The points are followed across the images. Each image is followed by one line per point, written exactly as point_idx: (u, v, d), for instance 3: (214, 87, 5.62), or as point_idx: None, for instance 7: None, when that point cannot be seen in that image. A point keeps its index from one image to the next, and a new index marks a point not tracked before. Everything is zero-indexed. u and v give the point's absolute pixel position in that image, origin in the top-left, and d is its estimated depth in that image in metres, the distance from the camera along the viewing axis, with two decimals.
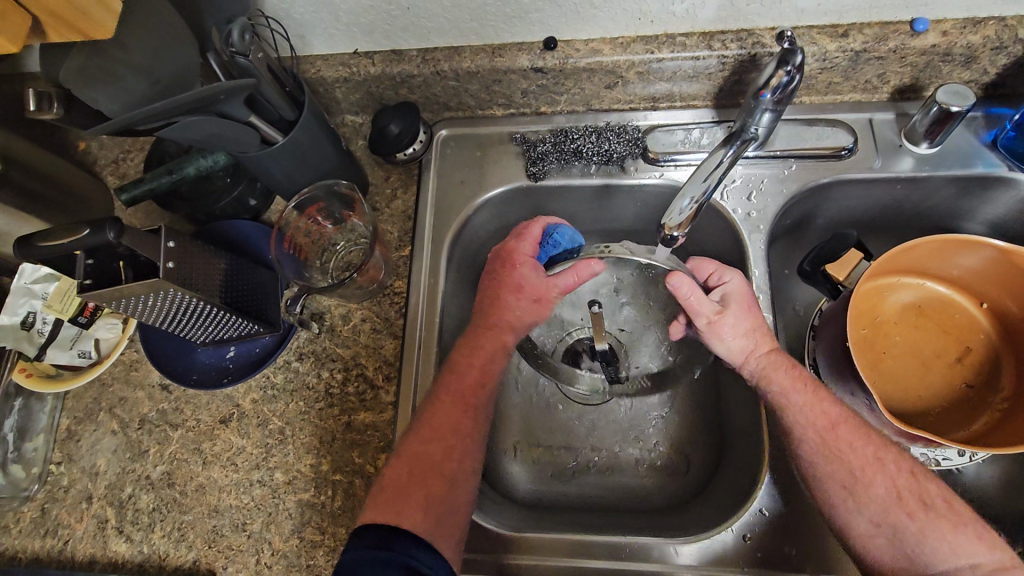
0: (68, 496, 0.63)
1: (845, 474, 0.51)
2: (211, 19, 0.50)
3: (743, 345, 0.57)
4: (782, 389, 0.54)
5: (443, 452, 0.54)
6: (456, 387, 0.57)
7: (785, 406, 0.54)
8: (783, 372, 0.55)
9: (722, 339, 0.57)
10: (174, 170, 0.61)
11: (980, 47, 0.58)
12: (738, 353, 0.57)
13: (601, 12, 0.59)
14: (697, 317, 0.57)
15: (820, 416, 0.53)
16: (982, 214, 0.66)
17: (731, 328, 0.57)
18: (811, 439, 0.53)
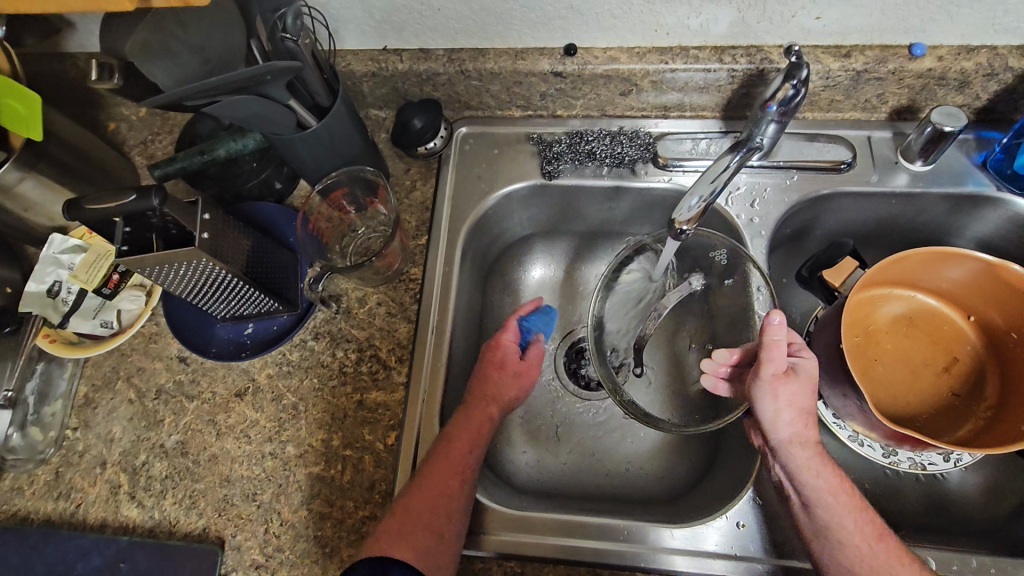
0: (82, 461, 0.64)
1: None
2: (258, 6, 0.52)
3: (794, 420, 0.51)
4: (827, 482, 0.50)
5: (440, 505, 0.54)
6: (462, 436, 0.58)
7: (826, 502, 0.50)
8: (831, 467, 0.51)
9: (778, 403, 0.51)
10: (205, 152, 0.65)
11: (973, 73, 0.62)
12: (790, 426, 0.51)
13: (620, 22, 0.63)
14: (763, 367, 0.51)
15: (866, 522, 0.50)
16: (970, 231, 0.69)
17: (791, 396, 0.51)
18: (854, 543, 0.49)
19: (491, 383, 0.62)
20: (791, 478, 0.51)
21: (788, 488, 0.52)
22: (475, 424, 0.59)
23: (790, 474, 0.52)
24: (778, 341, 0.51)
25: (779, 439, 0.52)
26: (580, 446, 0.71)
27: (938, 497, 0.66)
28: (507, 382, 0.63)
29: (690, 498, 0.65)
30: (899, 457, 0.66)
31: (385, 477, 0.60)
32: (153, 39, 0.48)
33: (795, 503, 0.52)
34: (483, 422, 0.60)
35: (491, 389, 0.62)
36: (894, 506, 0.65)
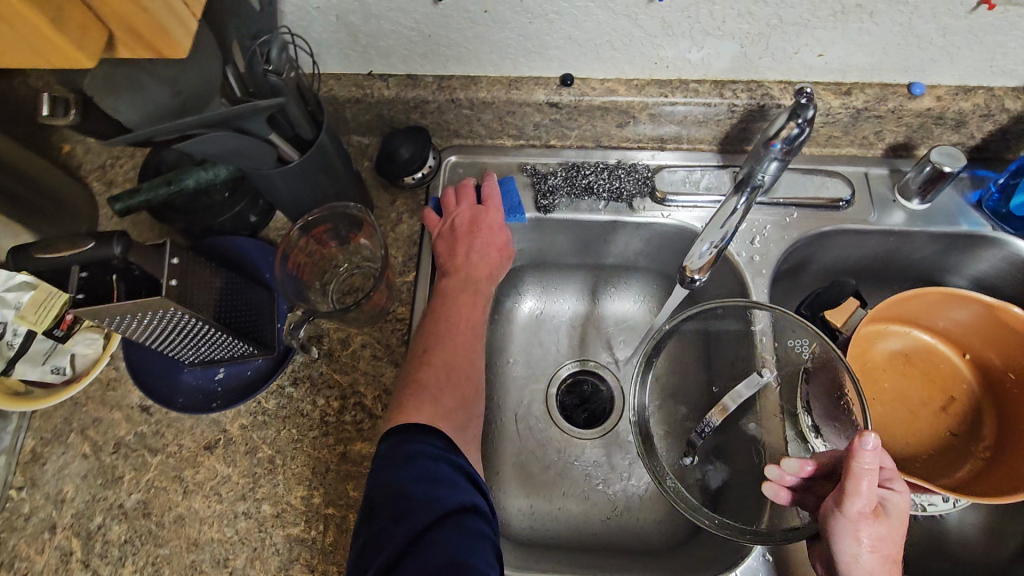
0: (29, 526, 0.58)
1: None
2: (233, 31, 0.50)
3: (873, 563, 0.45)
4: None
5: (463, 368, 0.59)
6: (471, 308, 0.62)
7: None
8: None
9: (862, 544, 0.45)
10: (171, 182, 0.58)
11: (970, 114, 0.62)
12: (867, 567, 0.46)
13: (620, 54, 0.60)
14: (847, 505, 0.45)
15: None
16: (965, 268, 0.69)
17: (875, 534, 0.45)
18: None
19: (477, 248, 0.64)
20: None
21: None
22: (475, 291, 0.63)
23: None
24: (868, 477, 0.44)
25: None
26: (576, 492, 0.68)
27: (942, 541, 0.64)
28: (498, 256, 0.65)
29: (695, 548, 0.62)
30: None
31: None
32: (118, 71, 0.42)
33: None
34: (483, 295, 0.63)
35: (488, 267, 0.65)
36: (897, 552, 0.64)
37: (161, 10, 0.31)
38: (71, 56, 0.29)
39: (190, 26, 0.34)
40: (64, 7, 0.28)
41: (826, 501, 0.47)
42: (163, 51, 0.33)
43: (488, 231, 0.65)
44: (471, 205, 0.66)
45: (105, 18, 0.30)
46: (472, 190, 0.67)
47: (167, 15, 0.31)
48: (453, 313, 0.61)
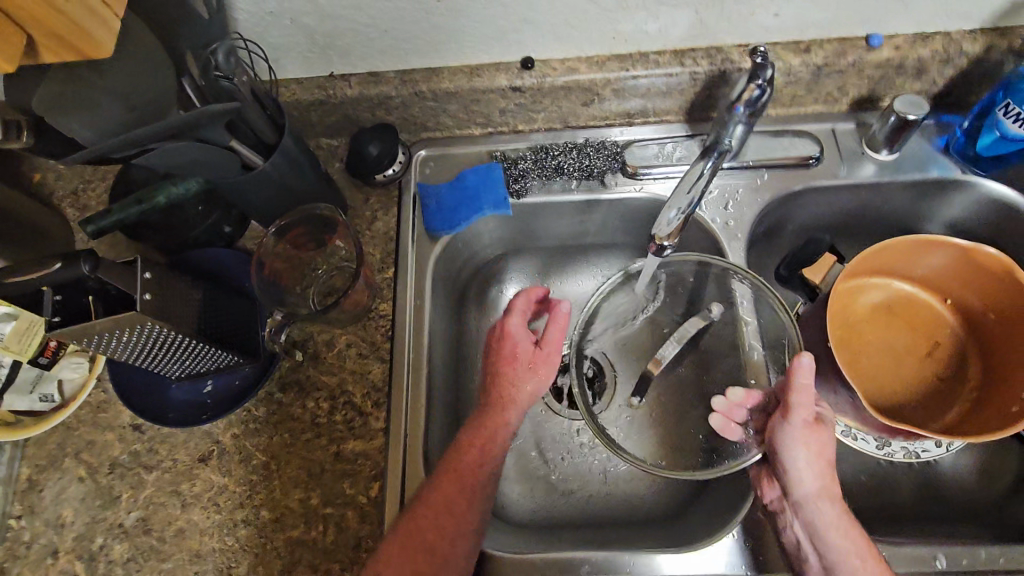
0: (31, 553, 0.58)
1: None
2: (185, 42, 0.50)
3: (819, 471, 0.50)
4: (849, 542, 0.48)
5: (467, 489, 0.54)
6: (488, 439, 0.56)
7: (849, 564, 0.48)
8: (856, 528, 0.49)
9: (806, 452, 0.50)
10: (142, 200, 0.59)
11: (929, 60, 0.62)
12: (814, 476, 0.50)
13: (578, 33, 0.60)
14: (792, 414, 0.51)
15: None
16: (939, 215, 0.69)
17: (819, 444, 0.50)
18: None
19: (502, 378, 0.58)
20: (810, 533, 0.50)
21: (804, 545, 0.50)
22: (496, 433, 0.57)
23: (810, 529, 0.50)
24: (807, 389, 0.49)
25: (807, 490, 0.50)
26: (574, 471, 0.68)
27: (937, 485, 0.65)
28: (529, 378, 0.58)
29: (692, 515, 0.62)
30: (892, 448, 0.65)
31: (371, 532, 0.56)
32: (67, 89, 0.42)
33: (814, 564, 0.49)
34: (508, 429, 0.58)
35: (516, 392, 0.58)
36: (892, 500, 0.64)
37: (80, 12, 0.33)
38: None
39: (112, 27, 0.36)
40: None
41: (775, 418, 0.53)
42: (86, 51, 0.35)
43: (509, 362, 0.59)
44: (450, 197, 0.68)
45: (27, 26, 0.32)
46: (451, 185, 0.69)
47: (86, 17, 0.34)
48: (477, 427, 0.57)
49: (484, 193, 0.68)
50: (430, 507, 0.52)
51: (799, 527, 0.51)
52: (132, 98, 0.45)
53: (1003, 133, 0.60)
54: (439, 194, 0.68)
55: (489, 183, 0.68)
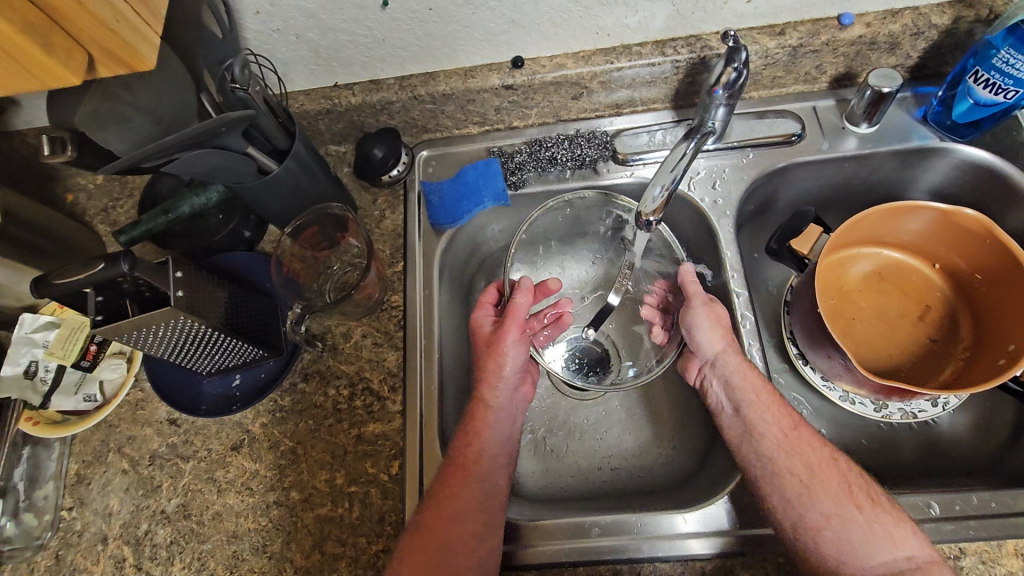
0: (83, 540, 0.62)
1: (802, 468, 0.53)
2: (203, 61, 0.54)
3: (720, 335, 0.61)
4: (750, 382, 0.58)
5: (465, 482, 0.56)
6: (481, 433, 0.60)
7: (751, 399, 0.57)
8: (755, 371, 0.59)
9: (707, 321, 0.61)
10: (169, 211, 0.64)
11: (901, 35, 0.65)
12: (718, 339, 0.61)
13: (562, 30, 0.64)
14: (693, 296, 0.63)
15: (784, 416, 0.57)
16: (923, 182, 0.72)
17: (717, 316, 0.62)
18: (773, 435, 0.55)
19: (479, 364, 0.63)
20: (723, 386, 0.59)
21: (721, 400, 0.60)
22: (482, 426, 0.60)
23: (723, 382, 0.60)
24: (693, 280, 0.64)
25: (714, 352, 0.61)
26: (583, 446, 0.72)
27: (936, 442, 0.67)
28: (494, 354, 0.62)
29: (697, 481, 0.65)
30: (890, 410, 0.67)
31: (393, 507, 0.60)
32: (103, 106, 0.47)
33: (728, 410, 0.59)
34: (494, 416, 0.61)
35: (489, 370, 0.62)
36: (892, 458, 0.67)
37: (127, 30, 0.37)
38: (57, 72, 0.35)
39: (156, 43, 0.39)
40: (49, 37, 0.34)
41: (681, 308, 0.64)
42: (135, 65, 0.39)
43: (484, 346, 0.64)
44: (451, 191, 0.72)
45: (84, 44, 0.36)
46: (451, 181, 0.73)
47: (133, 34, 0.37)
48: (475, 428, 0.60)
49: (482, 187, 0.72)
50: (446, 486, 0.56)
51: (715, 385, 0.61)
52: (159, 113, 0.50)
53: (977, 100, 0.62)
54: (442, 190, 0.72)
55: (487, 177, 0.72)
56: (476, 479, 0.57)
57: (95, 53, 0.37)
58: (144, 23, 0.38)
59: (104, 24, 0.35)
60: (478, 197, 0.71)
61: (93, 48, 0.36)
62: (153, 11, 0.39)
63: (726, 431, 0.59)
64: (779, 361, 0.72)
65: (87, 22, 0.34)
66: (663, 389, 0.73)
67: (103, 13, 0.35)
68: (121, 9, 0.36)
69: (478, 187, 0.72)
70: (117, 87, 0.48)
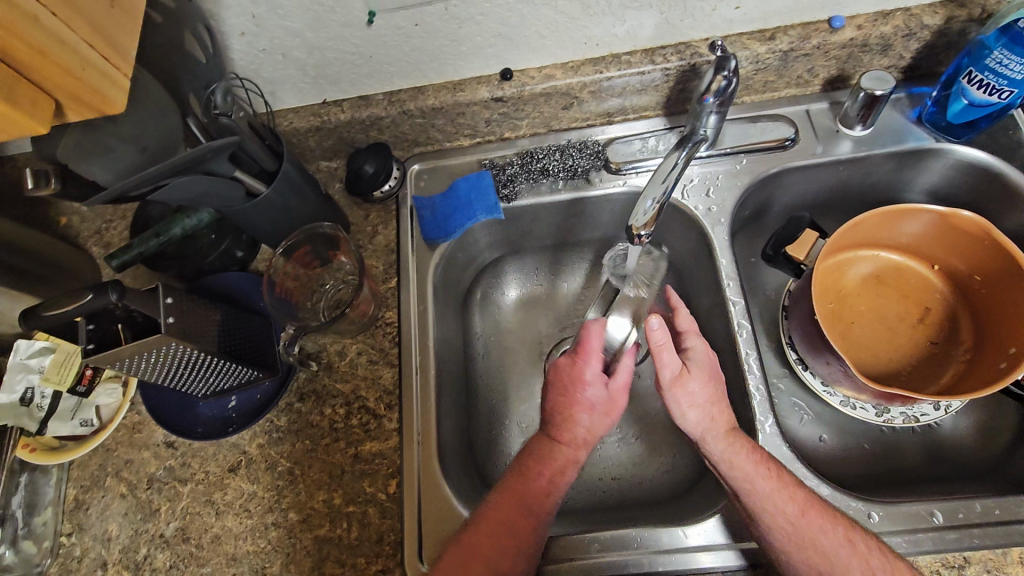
0: (83, 566, 0.62)
1: (817, 558, 0.50)
2: (188, 85, 0.54)
3: (700, 416, 0.58)
4: (741, 470, 0.54)
5: (523, 513, 0.54)
6: (550, 476, 0.57)
7: (745, 489, 0.53)
8: (745, 454, 0.54)
9: (682, 403, 0.58)
10: (160, 233, 0.63)
11: (892, 36, 0.64)
12: (700, 423, 0.58)
13: (550, 41, 0.64)
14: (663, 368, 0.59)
15: (788, 501, 0.52)
16: (919, 183, 0.71)
17: (693, 388, 0.58)
18: (780, 523, 0.52)
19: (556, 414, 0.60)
20: (718, 473, 0.56)
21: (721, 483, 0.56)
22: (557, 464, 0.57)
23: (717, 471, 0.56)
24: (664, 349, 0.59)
25: (699, 434, 0.58)
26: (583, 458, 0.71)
27: (939, 447, 0.66)
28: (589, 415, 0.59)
29: (698, 492, 0.65)
30: (892, 414, 0.67)
31: (392, 526, 0.60)
32: (87, 138, 0.47)
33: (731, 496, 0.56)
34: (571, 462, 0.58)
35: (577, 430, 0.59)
36: (895, 463, 0.66)
37: (94, 76, 0.37)
38: (27, 124, 0.35)
39: (123, 85, 0.40)
40: (15, 88, 0.34)
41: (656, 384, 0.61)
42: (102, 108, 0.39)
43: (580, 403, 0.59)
44: (444, 204, 0.72)
45: (49, 90, 0.36)
46: (444, 194, 0.72)
47: (101, 79, 0.37)
48: (512, 483, 0.56)
49: (474, 200, 0.72)
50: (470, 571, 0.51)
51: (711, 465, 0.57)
52: (144, 140, 0.50)
53: (970, 100, 0.62)
54: (434, 204, 0.72)
55: (479, 190, 0.72)
56: (537, 514, 0.55)
57: (61, 97, 0.37)
58: (111, 67, 0.38)
59: (71, 72, 0.35)
60: (471, 211, 0.71)
61: (60, 93, 0.36)
62: (121, 54, 0.39)
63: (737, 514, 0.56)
64: (779, 366, 0.71)
65: (54, 72, 0.34)
66: (662, 399, 0.73)
67: (71, 63, 0.35)
68: (89, 57, 0.36)
69: (470, 201, 0.72)
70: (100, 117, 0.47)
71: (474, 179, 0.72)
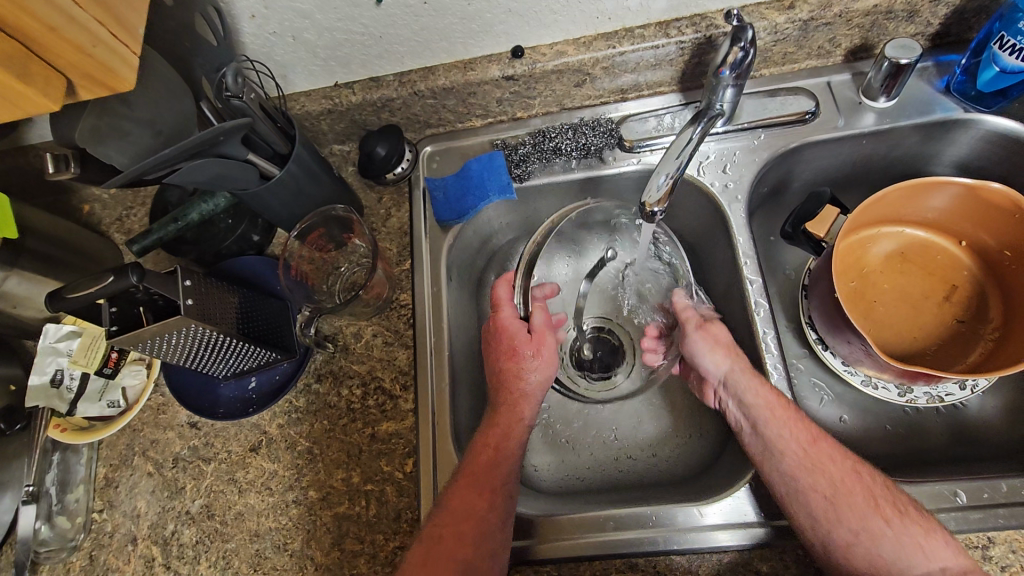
0: (114, 541, 0.64)
1: (826, 484, 0.52)
2: (200, 69, 0.56)
3: (724, 353, 0.59)
4: (764, 399, 0.55)
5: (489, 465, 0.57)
6: (507, 433, 0.59)
7: (766, 417, 0.55)
8: (765, 384, 0.56)
9: (705, 343, 0.60)
10: (178, 218, 0.65)
11: (919, 2, 0.61)
12: (722, 361, 0.59)
13: (562, 16, 0.63)
14: (686, 321, 0.63)
15: (802, 429, 0.54)
16: (946, 156, 0.69)
17: (714, 333, 0.60)
18: (793, 451, 0.53)
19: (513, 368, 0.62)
20: (739, 406, 0.57)
21: (737, 418, 0.57)
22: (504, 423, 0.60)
23: (737, 402, 0.57)
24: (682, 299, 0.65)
25: (722, 374, 0.59)
26: (598, 438, 0.71)
27: (963, 426, 0.65)
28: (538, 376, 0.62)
29: (715, 471, 0.64)
30: (915, 395, 0.66)
31: (409, 504, 0.61)
32: (102, 123, 0.47)
33: (745, 428, 0.57)
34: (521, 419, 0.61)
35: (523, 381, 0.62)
36: (919, 444, 0.65)
37: (104, 52, 0.38)
38: (37, 99, 0.37)
39: (133, 63, 0.40)
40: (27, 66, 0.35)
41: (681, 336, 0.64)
42: (114, 86, 0.40)
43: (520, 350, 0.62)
44: (455, 185, 0.72)
45: (61, 69, 0.37)
46: (455, 175, 0.72)
47: (111, 56, 0.38)
48: (489, 439, 0.59)
49: (485, 181, 0.71)
50: (448, 526, 0.53)
51: (725, 398, 0.59)
52: (158, 124, 0.51)
53: (1002, 67, 0.59)
54: (446, 185, 0.72)
55: (491, 171, 0.71)
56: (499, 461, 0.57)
57: (74, 75, 0.38)
58: (121, 44, 0.39)
59: (81, 49, 0.36)
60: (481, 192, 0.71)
61: (70, 71, 0.37)
62: (130, 32, 0.40)
63: (747, 450, 0.56)
64: (799, 346, 0.70)
65: (62, 49, 0.35)
66: (678, 380, 0.72)
67: (80, 40, 0.36)
68: (99, 35, 0.37)
69: (483, 181, 0.71)
70: (115, 102, 0.48)
71: (486, 159, 0.72)
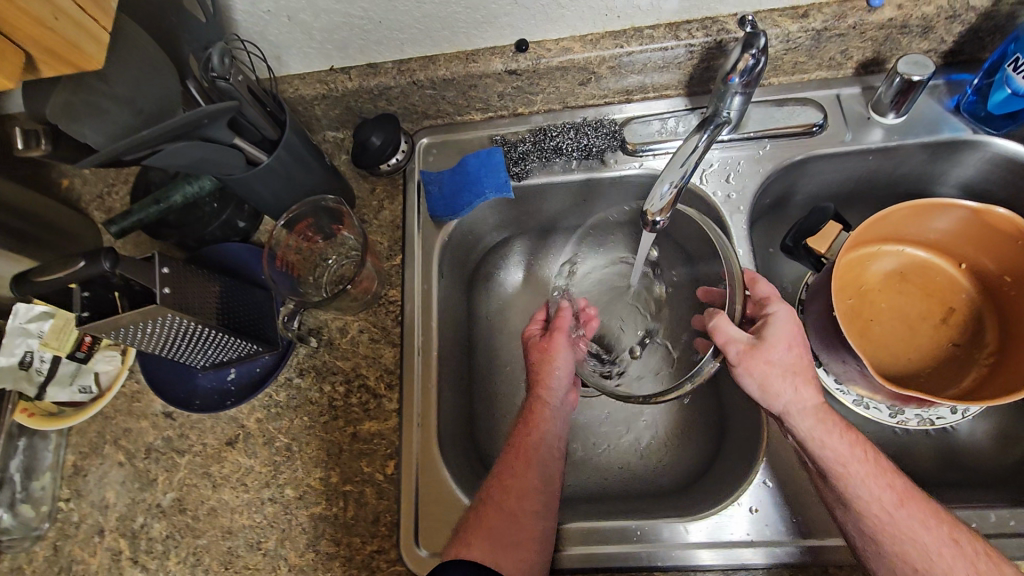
0: (80, 531, 0.62)
1: (914, 553, 0.47)
2: (187, 45, 0.54)
3: (786, 386, 0.51)
4: (837, 452, 0.50)
5: (513, 508, 0.54)
6: (526, 464, 0.57)
7: (838, 471, 0.50)
8: (840, 434, 0.50)
9: (757, 379, 0.52)
10: (159, 200, 0.62)
11: (935, 18, 0.60)
12: (782, 394, 0.51)
13: (569, 11, 0.60)
14: (729, 347, 0.53)
15: (886, 488, 0.49)
16: (952, 176, 0.68)
17: (765, 361, 0.52)
18: (875, 512, 0.48)
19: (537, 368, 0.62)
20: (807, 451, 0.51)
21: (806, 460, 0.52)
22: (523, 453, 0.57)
23: (804, 447, 0.52)
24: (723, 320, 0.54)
25: (781, 407, 0.52)
26: (585, 446, 0.70)
27: (952, 451, 0.64)
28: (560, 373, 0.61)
29: (702, 485, 0.63)
30: (907, 417, 0.64)
31: (388, 508, 0.59)
32: (77, 99, 0.45)
33: (815, 474, 0.52)
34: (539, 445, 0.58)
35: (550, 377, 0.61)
36: (908, 468, 0.64)
37: (69, 27, 0.37)
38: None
39: (101, 40, 0.40)
40: None
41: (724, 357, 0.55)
42: (80, 64, 0.39)
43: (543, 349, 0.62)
44: (451, 180, 0.70)
45: (24, 44, 0.36)
46: (452, 170, 0.70)
47: (75, 32, 0.38)
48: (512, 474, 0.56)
49: (482, 177, 0.69)
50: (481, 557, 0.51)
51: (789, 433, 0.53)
52: (138, 103, 0.48)
53: (1014, 90, 0.58)
54: (441, 180, 0.70)
55: (488, 167, 0.69)
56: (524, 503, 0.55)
57: (37, 51, 0.37)
58: (86, 17, 0.38)
59: (44, 23, 0.35)
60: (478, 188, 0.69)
61: (31, 45, 0.36)
62: (96, 6, 0.39)
63: (819, 491, 0.52)
64: None
65: (22, 21, 0.34)
66: None
67: (42, 13, 0.35)
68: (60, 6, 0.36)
69: (479, 177, 0.69)
70: (92, 77, 0.45)
71: (484, 155, 0.69)
